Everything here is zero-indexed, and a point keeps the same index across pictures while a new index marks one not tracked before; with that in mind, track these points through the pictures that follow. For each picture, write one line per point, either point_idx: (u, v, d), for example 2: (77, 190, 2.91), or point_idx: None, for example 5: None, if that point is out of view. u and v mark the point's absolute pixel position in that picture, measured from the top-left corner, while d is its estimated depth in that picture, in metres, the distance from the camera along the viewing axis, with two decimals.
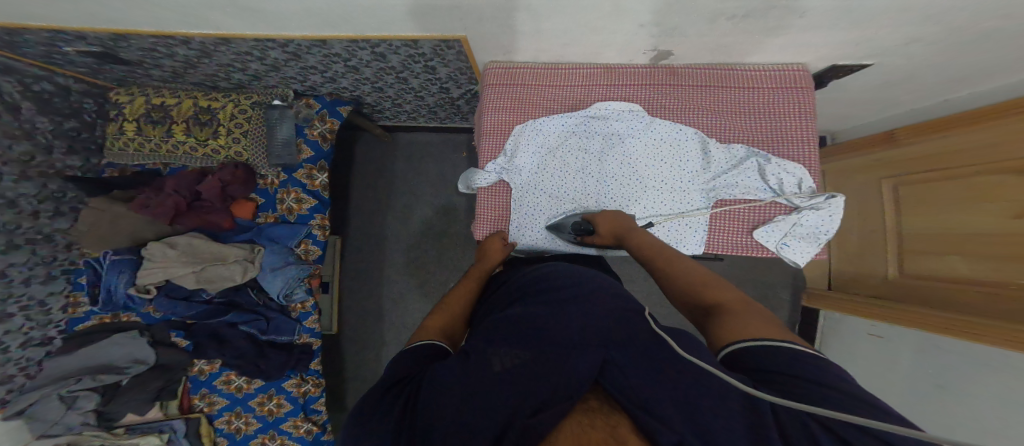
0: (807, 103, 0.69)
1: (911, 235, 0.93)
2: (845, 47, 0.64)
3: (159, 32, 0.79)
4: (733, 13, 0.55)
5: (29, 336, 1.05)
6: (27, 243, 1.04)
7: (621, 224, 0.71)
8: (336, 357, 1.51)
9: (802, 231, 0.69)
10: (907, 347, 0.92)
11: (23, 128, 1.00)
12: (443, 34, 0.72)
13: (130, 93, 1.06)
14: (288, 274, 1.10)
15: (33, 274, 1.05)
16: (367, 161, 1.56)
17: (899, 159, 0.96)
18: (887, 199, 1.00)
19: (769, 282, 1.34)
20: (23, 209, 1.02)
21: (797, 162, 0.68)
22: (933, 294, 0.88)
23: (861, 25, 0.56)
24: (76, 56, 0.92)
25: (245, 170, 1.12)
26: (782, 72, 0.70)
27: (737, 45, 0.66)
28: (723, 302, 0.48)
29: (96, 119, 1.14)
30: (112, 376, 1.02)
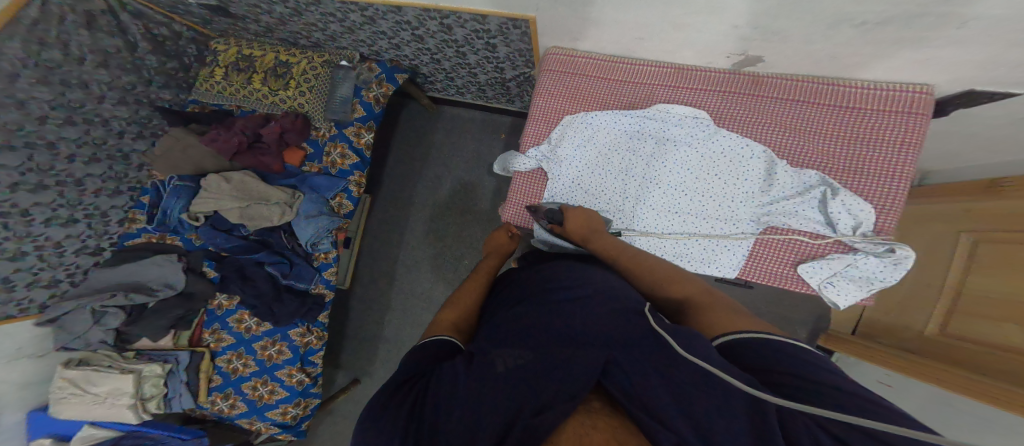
0: (914, 132, 0.61)
1: (968, 294, 0.82)
2: (966, 73, 0.56)
3: None
4: (864, 19, 0.51)
5: (84, 244, 1.15)
6: (108, 158, 1.16)
7: (585, 222, 0.66)
8: (343, 311, 1.59)
9: (854, 274, 0.64)
10: (919, 403, 0.86)
11: (134, 63, 1.16)
12: (514, 12, 0.71)
13: (226, 43, 1.21)
14: (320, 223, 1.16)
15: (104, 187, 1.16)
16: (410, 128, 1.59)
17: (984, 213, 0.84)
18: (961, 253, 0.87)
19: (790, 319, 1.28)
20: (113, 128, 1.16)
21: (872, 197, 0.63)
22: (963, 354, 0.78)
23: (985, 55, 0.51)
24: (196, 8, 1.09)
25: (303, 120, 1.17)
26: (886, 92, 0.62)
27: (849, 57, 0.61)
28: (693, 297, 0.52)
29: (193, 63, 1.28)
30: (142, 295, 1.11)
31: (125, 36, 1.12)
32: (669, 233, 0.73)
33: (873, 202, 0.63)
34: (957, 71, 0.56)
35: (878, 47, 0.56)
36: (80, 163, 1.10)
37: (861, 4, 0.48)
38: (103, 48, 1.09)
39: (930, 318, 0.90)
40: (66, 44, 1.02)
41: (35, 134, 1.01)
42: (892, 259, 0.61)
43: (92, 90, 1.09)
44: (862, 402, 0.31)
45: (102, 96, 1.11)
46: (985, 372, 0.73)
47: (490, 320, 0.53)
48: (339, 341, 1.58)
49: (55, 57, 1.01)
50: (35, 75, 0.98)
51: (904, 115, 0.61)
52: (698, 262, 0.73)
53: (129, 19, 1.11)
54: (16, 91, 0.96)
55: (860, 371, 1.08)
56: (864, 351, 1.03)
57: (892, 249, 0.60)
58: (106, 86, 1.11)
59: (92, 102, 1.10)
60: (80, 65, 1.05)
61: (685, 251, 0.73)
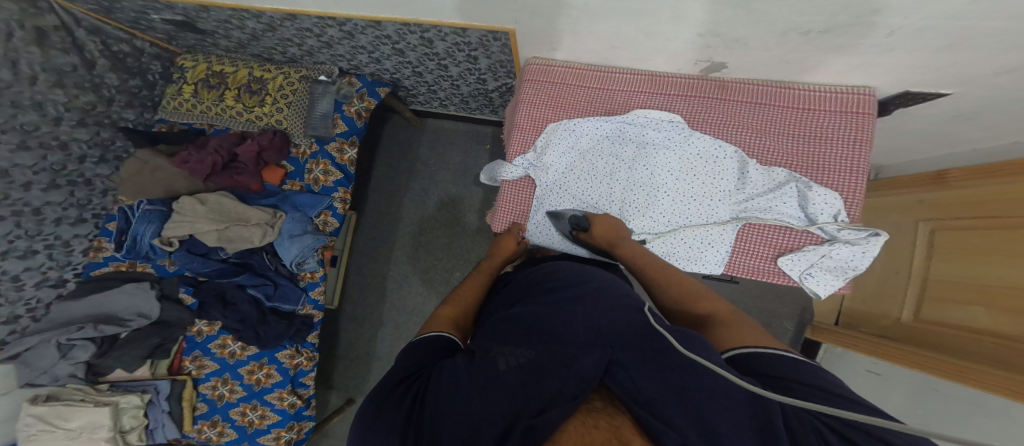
0: (865, 130, 0.65)
1: (935, 281, 0.86)
2: (909, 77, 0.61)
3: (237, 6, 0.87)
4: (810, 28, 0.54)
5: (45, 276, 1.09)
6: (66, 184, 1.11)
7: (615, 233, 0.71)
8: (335, 331, 1.55)
9: (830, 264, 0.67)
10: (899, 389, 0.89)
11: (93, 81, 1.12)
12: (492, 25, 0.73)
13: (193, 59, 1.17)
14: (304, 242, 1.13)
15: (65, 214, 1.11)
16: (394, 142, 1.59)
17: (942, 202, 0.88)
18: (921, 241, 0.92)
19: (777, 313, 1.32)
20: (72, 153, 1.11)
21: (836, 191, 0.66)
22: (942, 339, 0.82)
23: (926, 58, 0.54)
24: (160, 23, 1.05)
25: (282, 137, 1.15)
26: (840, 94, 0.66)
27: (799, 62, 0.64)
28: (717, 314, 0.52)
29: (158, 80, 1.26)
30: (112, 326, 1.05)
31: (81, 54, 1.08)
32: (653, 234, 0.75)
33: (841, 194, 0.66)
34: (894, 75, 0.61)
35: (824, 55, 0.60)
36: (38, 190, 1.06)
37: (805, 15, 0.51)
38: (56, 67, 1.05)
39: (903, 305, 0.95)
40: (14, 63, 0.98)
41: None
42: (864, 247, 0.64)
43: (46, 112, 1.05)
44: (864, 408, 0.32)
45: (59, 118, 1.08)
46: (960, 354, 0.76)
47: (490, 319, 0.53)
48: (330, 361, 1.54)
49: (4, 77, 0.97)
50: None
51: (856, 114, 0.65)
52: (685, 260, 0.75)
53: (85, 35, 1.08)
54: None
55: (845, 361, 1.11)
56: (850, 342, 1.07)
57: (873, 235, 0.63)
58: (62, 108, 1.08)
59: (47, 125, 1.06)
60: (30, 84, 1.01)
61: (671, 251, 0.75)
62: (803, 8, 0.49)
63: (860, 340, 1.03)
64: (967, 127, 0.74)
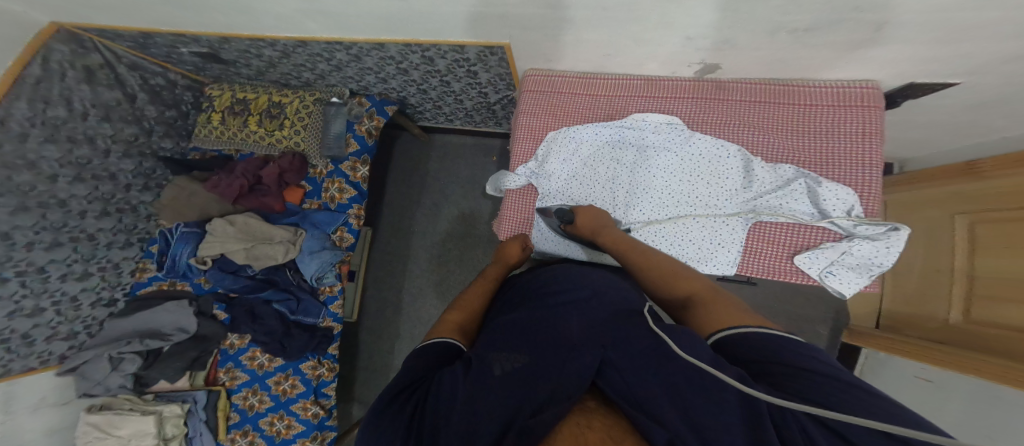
0: (872, 122, 0.62)
1: (981, 279, 0.81)
2: (914, 68, 0.59)
3: (253, 35, 0.90)
4: (796, 27, 0.53)
5: (99, 296, 1.15)
6: (117, 211, 1.17)
7: (595, 220, 0.69)
8: (354, 346, 1.56)
9: (852, 261, 0.64)
10: (956, 396, 0.81)
11: (135, 114, 1.17)
12: (488, 40, 0.73)
13: (220, 88, 1.21)
14: (323, 258, 1.16)
15: (116, 239, 1.17)
16: (404, 159, 1.62)
17: (977, 194, 0.84)
18: (961, 237, 0.87)
19: (806, 316, 1.25)
20: (120, 182, 1.16)
21: (849, 186, 0.63)
22: (997, 342, 0.75)
23: (929, 48, 0.53)
24: (187, 55, 1.09)
25: (300, 160, 1.19)
26: (842, 88, 0.64)
27: (796, 60, 0.62)
28: (698, 293, 0.50)
29: (190, 110, 1.31)
30: (157, 341, 1.11)
31: (123, 89, 1.14)
32: (660, 239, 0.73)
33: (853, 188, 0.63)
34: (897, 66, 0.59)
35: (823, 50, 0.58)
36: (91, 218, 1.11)
37: (790, 14, 0.50)
38: (104, 102, 1.10)
39: (949, 306, 0.89)
40: (69, 100, 1.03)
41: (48, 193, 1.02)
42: (886, 242, 0.61)
43: (98, 145, 1.10)
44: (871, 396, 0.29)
45: (107, 150, 1.13)
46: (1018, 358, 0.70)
47: (492, 322, 0.52)
48: (350, 376, 1.54)
49: (60, 114, 1.02)
50: (42, 133, 0.99)
51: (861, 107, 0.63)
52: (696, 261, 0.72)
53: (126, 71, 1.12)
54: (28, 152, 0.97)
55: (890, 369, 1.04)
56: (894, 344, 0.99)
57: (895, 229, 0.60)
58: (110, 140, 1.13)
59: (99, 157, 1.11)
60: (83, 119, 1.06)
61: (681, 254, 0.73)
62: (788, 8, 0.49)
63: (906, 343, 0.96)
64: (995, 110, 0.70)
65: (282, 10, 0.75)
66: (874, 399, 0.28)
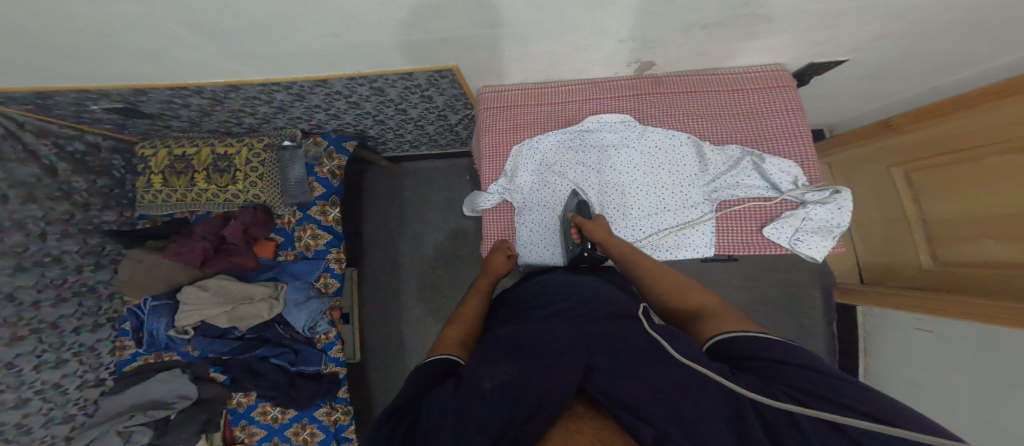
0: (792, 99, 0.71)
1: (935, 221, 0.90)
2: (816, 38, 0.64)
3: (172, 84, 0.80)
4: (706, 22, 0.58)
5: (84, 378, 1.08)
6: (76, 295, 1.08)
7: (604, 228, 0.68)
8: (363, 386, 1.49)
9: (813, 225, 0.67)
10: (957, 344, 0.84)
11: (62, 189, 1.05)
12: (435, 65, 0.74)
13: (152, 146, 1.11)
14: (310, 308, 1.12)
15: (80, 324, 1.08)
16: (377, 193, 1.59)
17: (908, 145, 0.93)
18: (902, 187, 0.97)
19: (794, 282, 1.29)
20: (69, 263, 1.07)
21: (791, 157, 0.69)
22: (969, 280, 0.85)
23: (821, 22, 0.58)
24: (103, 113, 0.96)
25: (264, 212, 1.14)
26: (761, 72, 0.73)
27: (712, 52, 0.68)
28: (706, 307, 0.48)
29: (125, 175, 1.19)
30: (160, 410, 1.07)
31: (39, 161, 1.01)
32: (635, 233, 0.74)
33: (794, 159, 0.68)
34: (795, 40, 0.64)
35: (737, 36, 0.63)
36: (47, 306, 1.03)
37: (698, 11, 0.54)
38: (21, 180, 0.98)
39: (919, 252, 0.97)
40: None
41: None
42: (836, 203, 0.65)
43: (29, 230, 1.00)
44: (852, 384, 0.31)
45: (43, 233, 1.02)
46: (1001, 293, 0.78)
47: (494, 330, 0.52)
48: (362, 421, 1.46)
49: None
50: None
51: (780, 88, 0.71)
52: (675, 247, 0.73)
53: (34, 139, 0.98)
54: None
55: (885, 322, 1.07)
56: (884, 299, 1.05)
57: (836, 192, 0.65)
58: (43, 222, 1.02)
59: (36, 242, 1.01)
60: (4, 203, 0.95)
61: (660, 242, 0.74)
62: (694, 7, 0.53)
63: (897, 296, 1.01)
64: (913, 62, 0.76)
65: (213, 61, 0.71)
66: (854, 386, 0.31)
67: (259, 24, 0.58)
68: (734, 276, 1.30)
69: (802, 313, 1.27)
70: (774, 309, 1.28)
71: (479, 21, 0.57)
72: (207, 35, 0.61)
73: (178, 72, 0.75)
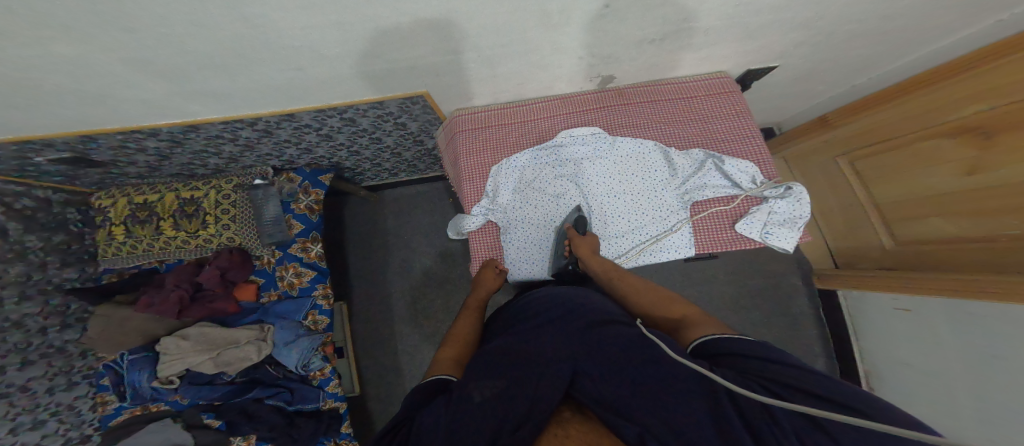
0: (739, 103, 0.75)
1: (890, 203, 0.94)
2: (763, 45, 0.68)
3: (126, 128, 0.78)
4: (651, 37, 0.61)
5: (66, 438, 1.02)
6: (41, 357, 1.00)
7: (591, 246, 0.70)
8: (364, 421, 1.42)
9: (779, 218, 0.70)
10: (940, 317, 0.86)
11: (15, 249, 0.98)
12: (406, 92, 0.74)
13: (109, 195, 1.06)
14: (301, 346, 1.08)
15: (54, 383, 1.01)
16: (358, 223, 1.56)
17: (843, 138, 1.01)
18: (847, 174, 1.02)
19: (779, 270, 1.32)
20: (30, 328, 0.99)
21: (745, 157, 0.72)
22: (934, 257, 0.88)
23: (760, 31, 0.62)
24: (49, 165, 0.91)
25: (240, 253, 1.10)
26: (710, 79, 0.77)
27: (663, 64, 0.71)
28: (688, 316, 0.50)
29: (83, 229, 1.11)
30: None
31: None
32: (614, 239, 0.76)
33: (751, 159, 0.72)
34: (743, 48, 0.69)
35: (688, 47, 0.66)
36: (13, 369, 0.95)
37: (644, 28, 0.58)
38: None
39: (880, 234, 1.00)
40: None
41: None
42: (795, 197, 0.68)
43: None
44: (835, 383, 0.32)
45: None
46: (969, 268, 0.81)
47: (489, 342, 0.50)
48: None
49: None
50: None
51: (729, 93, 0.76)
52: (655, 251, 0.74)
53: None
54: None
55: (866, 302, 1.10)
56: (861, 280, 1.07)
57: (790, 188, 0.69)
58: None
59: None
60: None
61: (642, 248, 0.75)
62: (641, 23, 0.56)
63: (868, 278, 1.05)
64: (850, 60, 0.81)
65: (171, 100, 0.69)
66: (825, 378, 0.32)
67: (216, 61, 0.57)
68: (723, 271, 1.32)
69: (788, 300, 1.30)
70: (765, 299, 1.30)
71: (440, 48, 0.58)
72: (164, 75, 0.60)
73: (133, 115, 0.73)
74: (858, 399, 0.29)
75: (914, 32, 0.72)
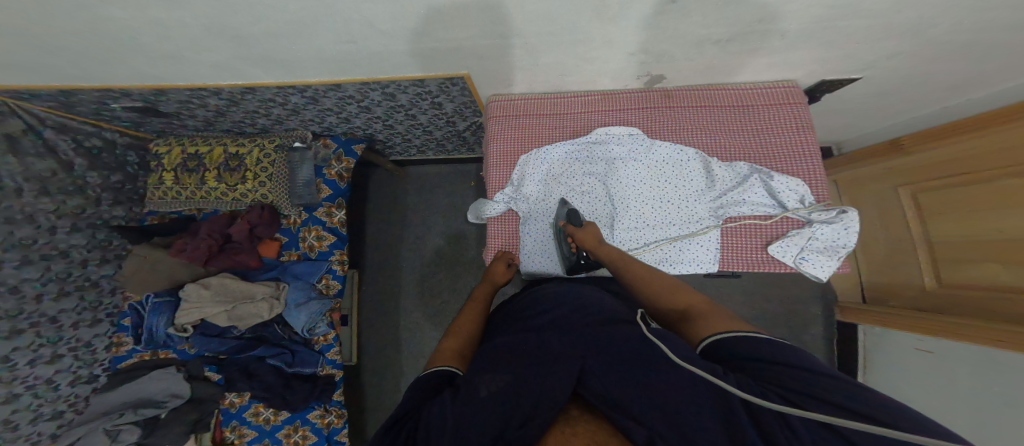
0: (803, 117, 0.70)
1: (942, 243, 0.89)
2: (838, 55, 0.64)
3: (192, 85, 0.82)
4: (717, 38, 0.58)
5: (77, 374, 1.07)
6: (77, 289, 1.07)
7: (595, 236, 0.67)
8: (358, 388, 1.48)
9: (819, 245, 0.68)
10: (961, 364, 0.82)
11: (76, 183, 1.06)
12: (446, 73, 0.75)
13: (168, 144, 1.12)
14: (311, 309, 1.12)
15: (81, 317, 1.08)
16: (380, 195, 1.60)
17: (911, 166, 0.94)
18: (908, 207, 0.97)
19: (796, 298, 1.27)
20: (73, 259, 1.07)
21: (798, 176, 0.69)
22: (979, 303, 0.82)
23: (845, 38, 0.58)
24: (122, 112, 0.98)
25: (270, 212, 1.14)
26: (772, 88, 0.73)
27: (724, 67, 0.68)
28: (691, 307, 0.48)
29: (138, 172, 1.19)
30: (152, 409, 1.05)
31: (58, 156, 1.02)
32: (639, 244, 0.74)
33: (802, 178, 0.69)
34: (814, 58, 0.65)
35: (748, 53, 0.63)
36: (49, 300, 1.02)
37: (710, 27, 0.55)
38: (37, 174, 0.99)
39: (922, 273, 0.95)
40: None
41: None
42: (843, 223, 0.66)
43: (40, 223, 1.00)
44: (846, 383, 0.31)
45: (52, 227, 1.02)
46: (1004, 318, 0.77)
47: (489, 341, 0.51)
48: (353, 425, 1.46)
49: None
50: None
51: (791, 104, 0.71)
52: (679, 262, 0.73)
53: (55, 135, 0.99)
54: None
55: (886, 341, 1.05)
56: (885, 318, 1.03)
57: (844, 212, 0.65)
58: (54, 215, 1.03)
59: (45, 235, 1.01)
60: (18, 197, 0.96)
61: (665, 258, 0.74)
62: (706, 22, 0.54)
63: (896, 316, 1.00)
64: (926, 83, 0.75)
65: (228, 62, 0.72)
66: (845, 383, 0.31)
67: (277, 29, 0.59)
68: (737, 290, 1.29)
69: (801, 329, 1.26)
70: (776, 326, 1.26)
71: (490, 31, 0.58)
72: (227, 39, 0.63)
73: (194, 74, 0.77)
74: (882, 408, 0.28)
75: (1008, 61, 0.66)
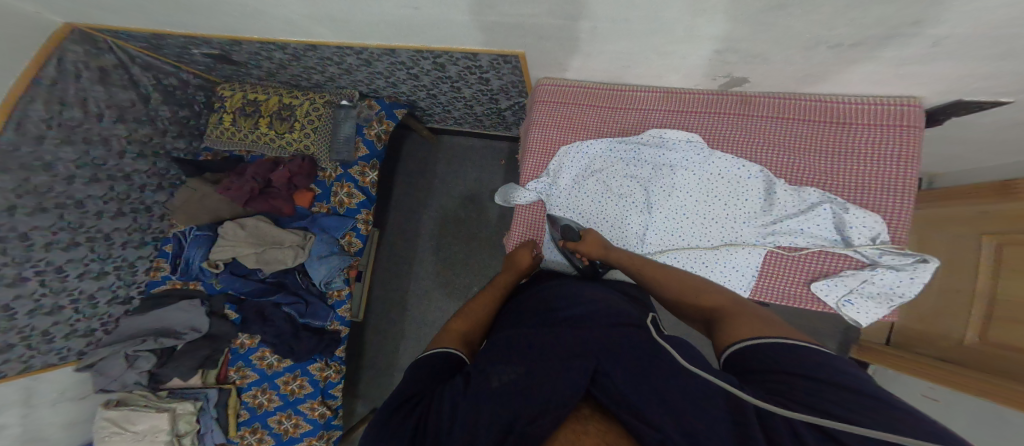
0: (911, 142, 0.62)
1: (1005, 299, 0.79)
2: (957, 84, 0.57)
3: (262, 39, 0.86)
4: (837, 42, 0.53)
5: (115, 294, 1.15)
6: (132, 211, 1.16)
7: (600, 243, 0.66)
8: (360, 344, 1.56)
9: (871, 290, 0.65)
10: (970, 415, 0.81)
11: (148, 115, 1.14)
12: (502, 49, 0.74)
13: (231, 88, 1.18)
14: (331, 263, 1.17)
15: (129, 238, 1.16)
16: (412, 160, 1.61)
17: (1000, 215, 0.84)
18: (988, 257, 0.85)
19: (813, 329, 1.24)
20: (134, 182, 1.15)
21: (875, 211, 0.64)
22: (1013, 367, 0.75)
23: (977, 63, 0.51)
24: (199, 56, 1.04)
25: (310, 163, 1.18)
26: (879, 105, 0.64)
27: (829, 75, 0.62)
28: (725, 306, 0.48)
29: (202, 109, 1.27)
30: (171, 339, 1.12)
31: (137, 89, 1.10)
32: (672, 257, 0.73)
33: (882, 215, 0.64)
34: (930, 81, 0.58)
35: (845, 64, 0.58)
36: (109, 217, 1.11)
37: (833, 28, 0.50)
38: (117, 102, 1.07)
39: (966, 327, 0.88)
40: (84, 102, 1.00)
41: (65, 194, 1.00)
42: (910, 273, 0.62)
43: (112, 146, 1.08)
44: (880, 402, 0.29)
45: (123, 151, 1.10)
46: None
47: (499, 333, 0.51)
48: (353, 376, 1.54)
49: (75, 116, 0.99)
50: (58, 134, 0.96)
51: (901, 127, 0.63)
52: None
53: (139, 71, 1.08)
54: (43, 153, 0.95)
55: (898, 385, 1.03)
56: (903, 364, 0.99)
57: (922, 261, 0.62)
58: (126, 141, 1.10)
59: (114, 158, 1.09)
60: (98, 120, 1.03)
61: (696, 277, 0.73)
62: (830, 23, 0.49)
63: (917, 364, 0.95)
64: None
65: (295, 18, 0.73)
66: (876, 402, 0.29)
67: None
68: None
69: None
70: None
71: (560, 12, 0.56)
72: None
73: (263, 25, 0.79)
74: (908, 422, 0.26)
75: None
